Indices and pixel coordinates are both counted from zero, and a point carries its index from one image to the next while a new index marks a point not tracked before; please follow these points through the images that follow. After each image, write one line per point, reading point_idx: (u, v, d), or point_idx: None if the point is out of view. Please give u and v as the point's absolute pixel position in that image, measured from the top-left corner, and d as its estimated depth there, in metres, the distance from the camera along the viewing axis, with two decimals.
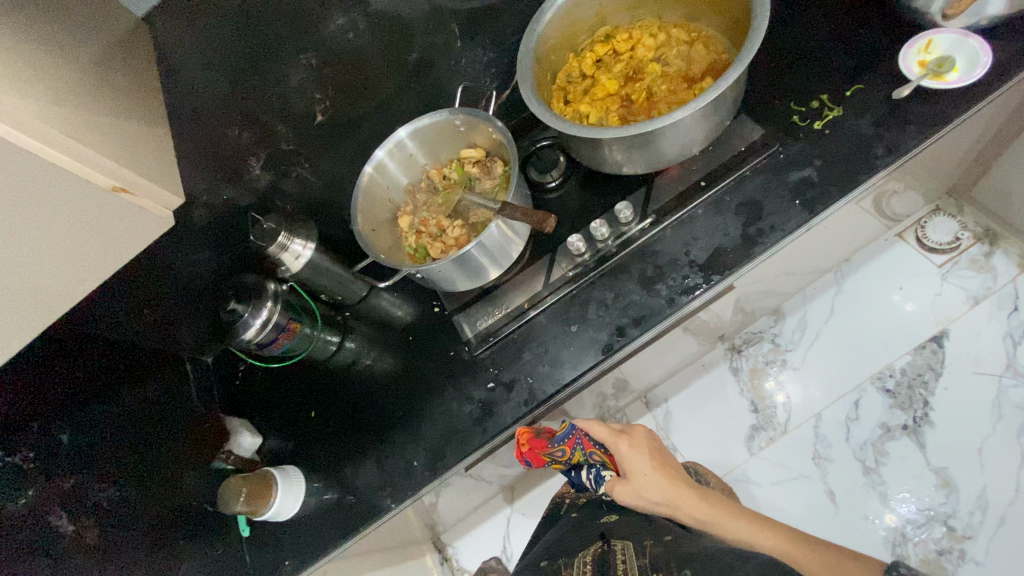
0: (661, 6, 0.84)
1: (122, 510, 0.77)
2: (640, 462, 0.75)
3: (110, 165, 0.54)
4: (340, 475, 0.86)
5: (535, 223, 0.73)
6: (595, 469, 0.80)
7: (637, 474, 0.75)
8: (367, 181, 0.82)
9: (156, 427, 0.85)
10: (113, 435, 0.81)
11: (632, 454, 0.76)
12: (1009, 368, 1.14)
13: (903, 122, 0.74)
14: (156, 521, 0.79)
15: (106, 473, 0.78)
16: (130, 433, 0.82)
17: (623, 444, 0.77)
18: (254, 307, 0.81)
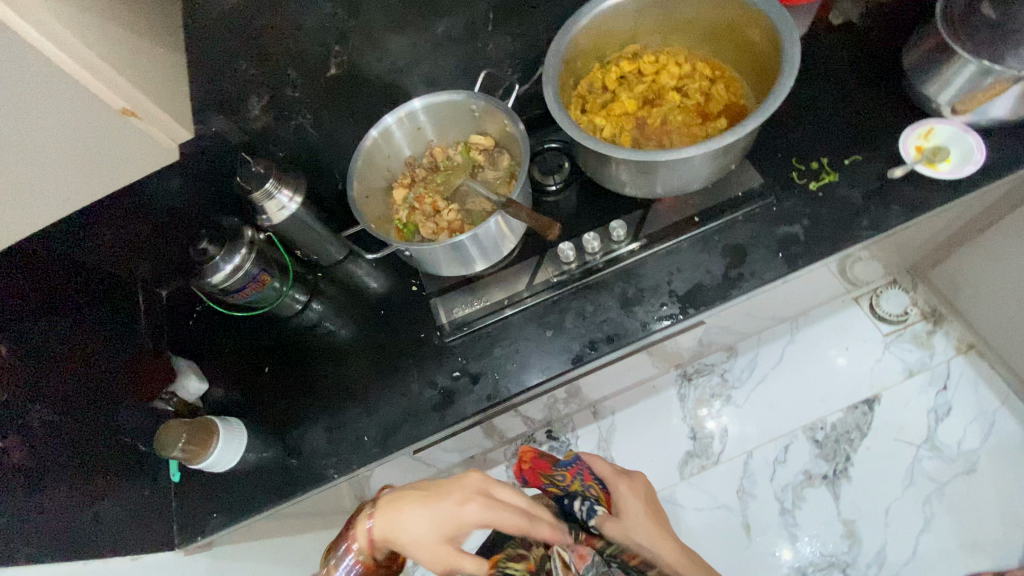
0: (692, 36, 0.85)
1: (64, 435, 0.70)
2: (637, 507, 0.66)
3: (123, 81, 0.46)
4: (284, 436, 0.84)
5: (539, 226, 0.74)
6: (590, 502, 0.63)
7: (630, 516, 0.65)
8: (370, 146, 0.79)
9: (100, 356, 0.80)
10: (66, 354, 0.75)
11: (631, 498, 0.67)
12: (926, 441, 1.24)
13: (890, 200, 0.78)
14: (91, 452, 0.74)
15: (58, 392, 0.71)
16: (69, 355, 0.75)
17: (624, 486, 0.68)
18: (227, 252, 0.77)
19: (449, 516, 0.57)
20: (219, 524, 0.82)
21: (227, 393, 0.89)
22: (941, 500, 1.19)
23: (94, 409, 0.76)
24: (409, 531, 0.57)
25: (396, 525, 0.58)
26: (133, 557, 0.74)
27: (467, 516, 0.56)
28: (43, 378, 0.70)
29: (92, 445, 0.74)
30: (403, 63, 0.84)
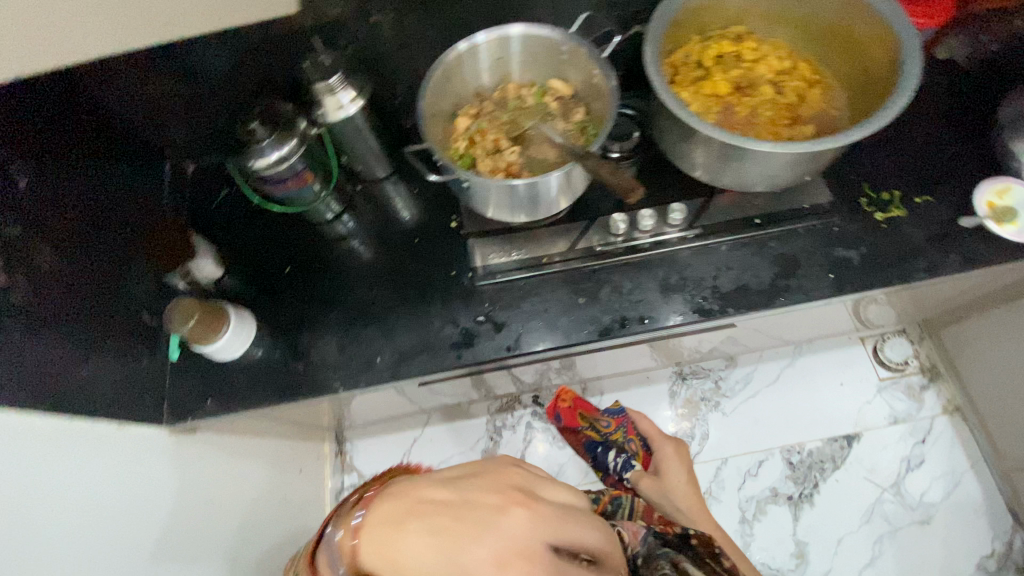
0: (801, 33, 0.81)
1: (69, 288, 0.67)
2: (676, 465, 0.82)
3: None
4: (293, 341, 0.82)
5: (620, 188, 0.65)
6: (625, 455, 0.83)
7: (670, 475, 0.81)
8: (448, 63, 0.75)
9: (117, 217, 0.76)
10: (81, 208, 0.70)
11: (673, 459, 0.83)
12: (893, 485, 1.27)
13: (952, 247, 0.77)
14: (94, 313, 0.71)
15: (69, 243, 0.68)
16: (83, 205, 0.71)
17: (669, 448, 0.84)
18: (276, 139, 0.73)
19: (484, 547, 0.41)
20: (211, 411, 0.81)
21: (241, 285, 0.86)
22: (892, 542, 1.23)
23: (103, 270, 0.72)
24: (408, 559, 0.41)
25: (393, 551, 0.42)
26: (118, 426, 0.71)
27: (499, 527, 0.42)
28: (56, 221, 0.66)
29: (95, 306, 0.71)
30: None
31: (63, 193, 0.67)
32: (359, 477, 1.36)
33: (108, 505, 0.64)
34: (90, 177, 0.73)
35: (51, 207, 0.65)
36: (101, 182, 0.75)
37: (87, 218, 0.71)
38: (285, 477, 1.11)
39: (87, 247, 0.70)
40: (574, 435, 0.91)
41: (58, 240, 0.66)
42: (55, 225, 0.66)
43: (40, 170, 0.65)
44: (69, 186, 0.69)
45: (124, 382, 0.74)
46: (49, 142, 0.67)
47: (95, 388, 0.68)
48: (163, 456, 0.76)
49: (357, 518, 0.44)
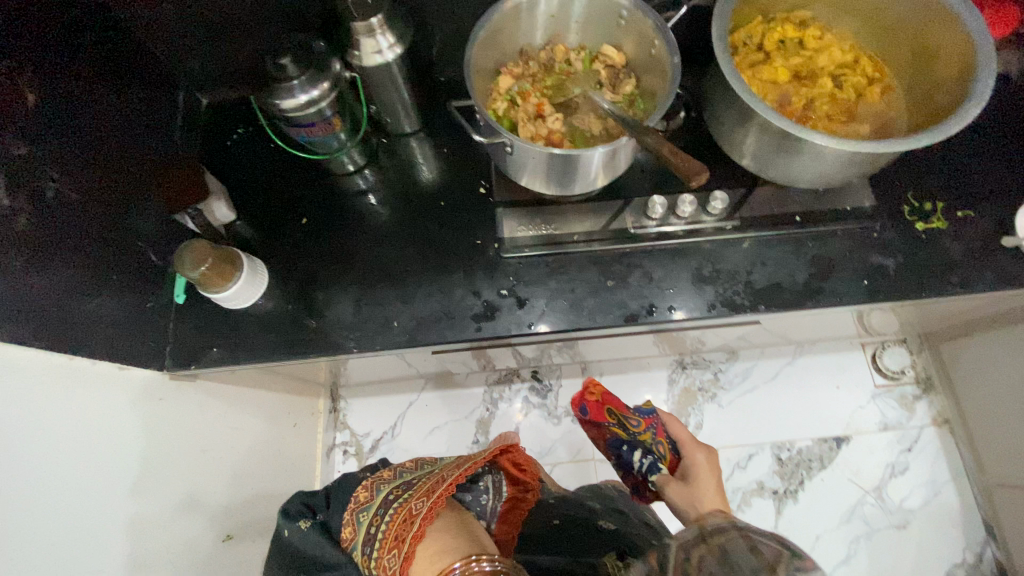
0: (867, 26, 0.77)
1: (80, 215, 0.62)
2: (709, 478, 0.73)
3: None
4: (307, 297, 0.79)
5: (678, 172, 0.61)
6: (651, 457, 0.79)
7: (701, 486, 0.71)
8: (500, 14, 0.69)
9: (132, 143, 0.71)
10: (97, 129, 0.66)
11: (705, 471, 0.74)
12: (876, 489, 1.31)
13: (989, 265, 0.76)
14: (104, 244, 0.66)
15: (83, 166, 0.63)
16: (92, 128, 0.65)
17: (700, 456, 0.76)
18: (308, 79, 0.67)
19: None
20: (215, 360, 0.77)
21: (254, 233, 0.82)
22: (868, 543, 1.27)
23: (116, 198, 0.68)
24: None
25: None
26: (121, 367, 0.68)
27: None
28: (61, 140, 0.60)
29: (106, 236, 0.67)
30: None
31: (78, 111, 0.63)
32: (351, 435, 1.34)
33: (107, 449, 0.62)
34: (106, 97, 0.68)
35: (56, 125, 0.59)
36: (112, 105, 0.68)
37: (102, 141, 0.66)
38: (279, 430, 1.09)
39: (94, 175, 0.64)
40: (601, 429, 0.91)
41: (62, 163, 0.60)
42: (68, 145, 0.61)
43: (56, 83, 0.60)
44: (77, 106, 0.62)
45: (126, 323, 0.71)
46: (67, 53, 0.62)
47: (99, 326, 0.65)
48: (164, 403, 0.74)
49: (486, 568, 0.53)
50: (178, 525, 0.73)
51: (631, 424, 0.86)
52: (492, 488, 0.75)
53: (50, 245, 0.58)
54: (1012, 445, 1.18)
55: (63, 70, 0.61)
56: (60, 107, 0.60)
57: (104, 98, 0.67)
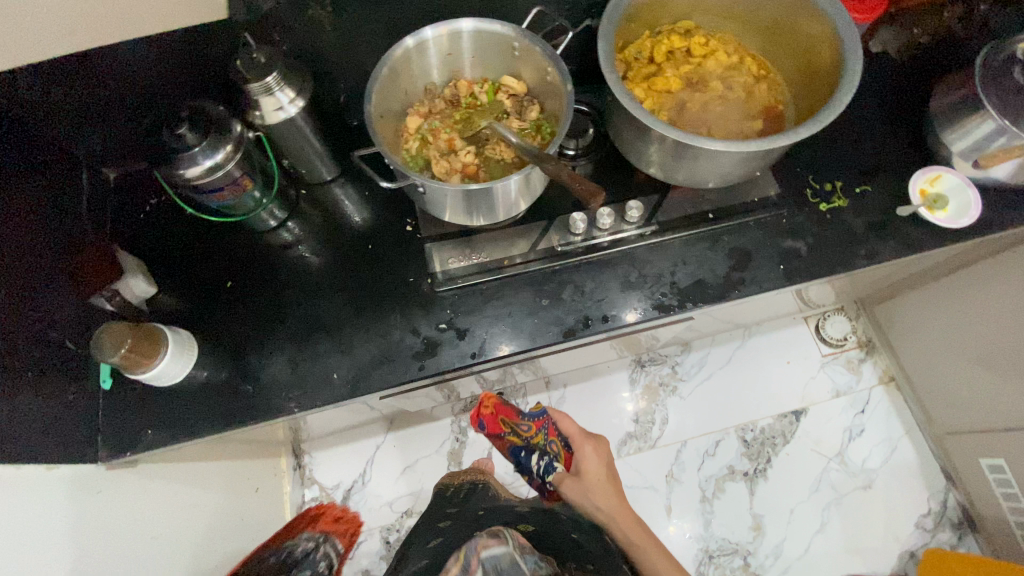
0: (747, 28, 0.82)
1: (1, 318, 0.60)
2: (596, 466, 0.81)
3: None
4: (242, 363, 0.77)
5: (583, 193, 0.64)
6: (548, 458, 0.80)
7: (591, 475, 0.79)
8: (397, 60, 0.71)
9: (46, 230, 0.69)
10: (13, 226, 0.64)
11: (593, 457, 0.81)
12: (838, 455, 1.36)
13: (890, 235, 0.81)
14: (25, 340, 0.64)
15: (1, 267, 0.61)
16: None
17: (588, 447, 0.82)
18: (209, 145, 0.66)
19: None
20: (153, 443, 0.75)
21: (180, 304, 0.80)
22: (838, 508, 1.32)
23: (36, 289, 0.66)
24: None
25: None
26: (47, 467, 0.64)
27: None
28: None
29: (29, 329, 0.64)
30: None
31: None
32: (320, 489, 1.31)
33: (42, 558, 0.58)
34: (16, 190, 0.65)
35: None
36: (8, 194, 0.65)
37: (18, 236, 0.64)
38: (241, 499, 1.05)
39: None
40: (497, 439, 0.83)
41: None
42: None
43: None
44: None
45: (49, 419, 0.67)
46: None
47: (16, 429, 0.61)
48: (103, 497, 0.70)
49: None
50: None
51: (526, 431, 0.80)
52: None
53: None
54: (955, 391, 1.25)
55: None
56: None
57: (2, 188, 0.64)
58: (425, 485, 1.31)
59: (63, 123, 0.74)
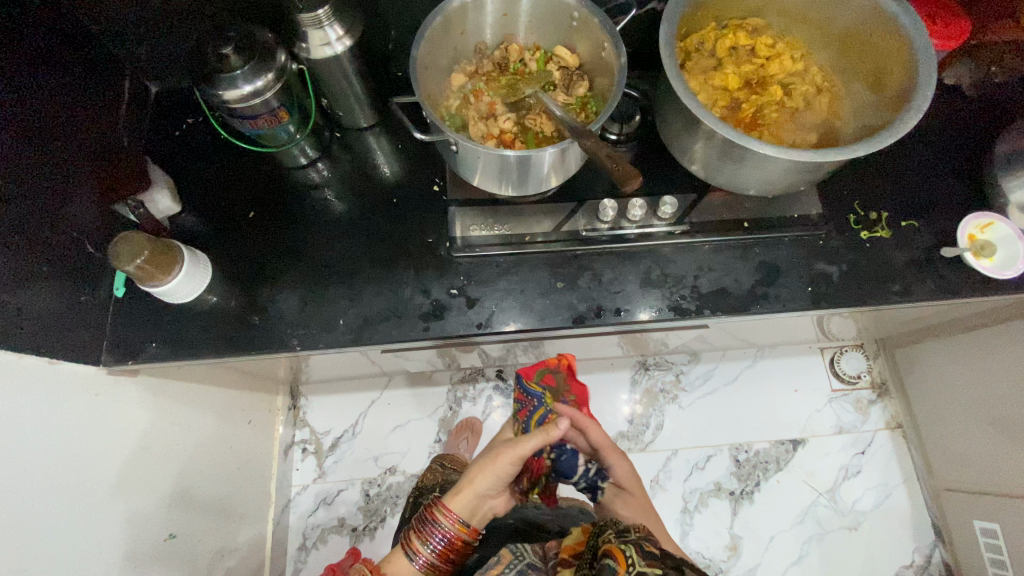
0: (818, 35, 0.78)
1: (25, 212, 0.61)
2: (631, 480, 0.76)
3: None
4: (252, 293, 0.77)
5: (620, 176, 0.62)
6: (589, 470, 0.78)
7: (635, 492, 0.75)
8: (451, 12, 0.69)
9: (83, 132, 0.70)
10: (52, 122, 0.64)
11: (632, 474, 0.76)
12: (829, 491, 1.33)
13: (928, 275, 0.77)
14: (45, 236, 0.65)
15: (32, 160, 0.62)
16: (36, 115, 0.62)
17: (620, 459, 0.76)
18: (251, 70, 0.66)
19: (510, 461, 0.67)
20: (153, 356, 0.76)
21: (202, 225, 0.81)
22: (819, 544, 1.30)
23: (63, 189, 0.66)
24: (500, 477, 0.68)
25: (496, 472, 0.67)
26: (49, 360, 0.66)
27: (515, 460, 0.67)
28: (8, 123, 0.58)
29: (51, 228, 0.65)
30: None
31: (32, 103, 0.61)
32: (311, 433, 1.33)
33: (32, 445, 0.60)
34: (60, 88, 0.66)
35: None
36: (57, 89, 0.65)
37: (54, 133, 0.65)
38: (232, 428, 1.07)
39: (34, 160, 0.62)
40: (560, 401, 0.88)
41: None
42: (21, 139, 0.60)
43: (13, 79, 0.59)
44: (20, 83, 0.60)
45: (58, 315, 0.68)
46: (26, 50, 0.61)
47: (25, 317, 0.62)
48: (100, 399, 0.72)
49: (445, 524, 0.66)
50: (120, 523, 0.72)
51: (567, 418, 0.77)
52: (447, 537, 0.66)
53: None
54: (964, 450, 1.20)
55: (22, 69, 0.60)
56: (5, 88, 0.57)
57: (47, 80, 0.64)
58: (412, 447, 1.32)
59: (119, 32, 0.74)
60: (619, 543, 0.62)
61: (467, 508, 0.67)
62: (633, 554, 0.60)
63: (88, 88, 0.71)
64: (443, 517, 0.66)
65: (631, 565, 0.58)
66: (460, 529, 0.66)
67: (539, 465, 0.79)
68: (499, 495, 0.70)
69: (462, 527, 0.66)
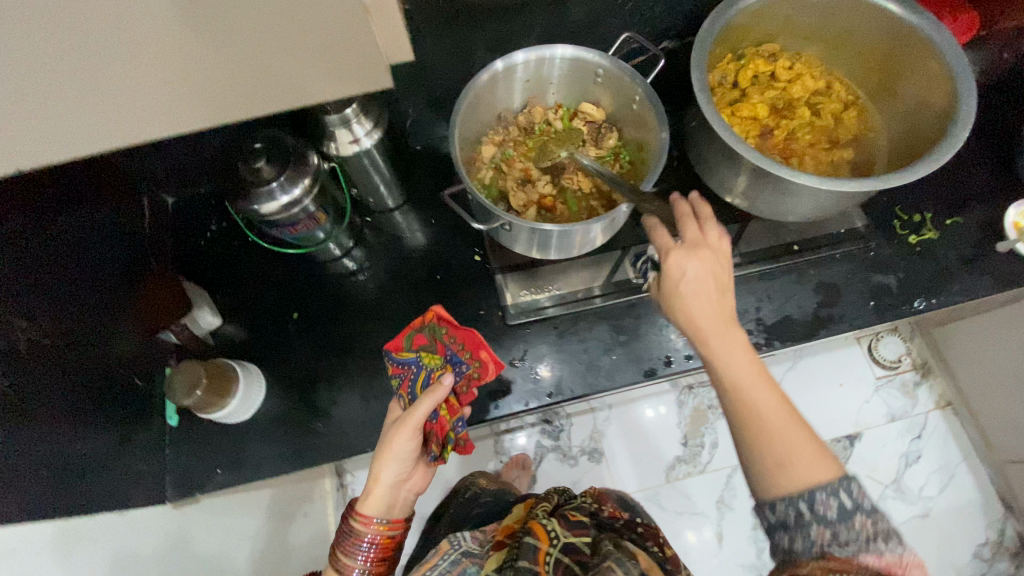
0: (834, 50, 0.78)
1: (78, 386, 0.59)
2: (701, 280, 0.50)
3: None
4: (311, 399, 0.75)
5: None
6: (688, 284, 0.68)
7: (686, 294, 0.50)
8: (478, 91, 0.68)
9: (122, 280, 0.67)
10: (90, 284, 0.62)
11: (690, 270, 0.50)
12: (894, 482, 1.32)
13: (983, 269, 0.78)
14: (98, 399, 0.62)
15: (77, 330, 0.59)
16: (75, 272, 0.59)
17: (687, 258, 0.50)
18: (288, 179, 0.64)
19: (404, 435, 0.60)
20: (221, 483, 0.74)
21: (246, 335, 0.79)
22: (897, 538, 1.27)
23: (108, 347, 0.64)
24: (403, 455, 0.60)
25: (395, 452, 0.60)
26: (122, 512, 0.62)
27: (404, 427, 0.60)
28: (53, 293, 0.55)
29: (104, 390, 0.63)
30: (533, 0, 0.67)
31: (74, 274, 0.59)
32: None
33: None
34: (94, 246, 0.64)
35: (30, 258, 0.53)
36: (92, 246, 0.63)
37: (93, 293, 0.62)
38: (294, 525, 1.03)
39: (80, 332, 0.59)
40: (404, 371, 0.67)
41: (44, 312, 0.54)
42: (68, 315, 0.57)
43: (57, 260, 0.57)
44: (52, 230, 0.57)
45: (122, 464, 0.65)
46: (66, 224, 0.59)
47: (93, 473, 0.59)
48: (185, 537, 0.69)
49: (364, 529, 0.59)
50: None
51: (456, 364, 0.66)
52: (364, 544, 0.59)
53: (58, 427, 0.55)
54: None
55: (64, 243, 0.58)
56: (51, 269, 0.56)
57: (80, 231, 0.61)
58: None
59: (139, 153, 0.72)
60: (539, 520, 0.64)
61: (381, 504, 0.59)
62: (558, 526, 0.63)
63: (116, 231, 0.69)
64: (362, 521, 0.59)
65: (553, 539, 0.60)
66: (383, 529, 0.59)
67: (440, 427, 0.64)
68: (414, 477, 0.63)
69: (384, 526, 0.59)
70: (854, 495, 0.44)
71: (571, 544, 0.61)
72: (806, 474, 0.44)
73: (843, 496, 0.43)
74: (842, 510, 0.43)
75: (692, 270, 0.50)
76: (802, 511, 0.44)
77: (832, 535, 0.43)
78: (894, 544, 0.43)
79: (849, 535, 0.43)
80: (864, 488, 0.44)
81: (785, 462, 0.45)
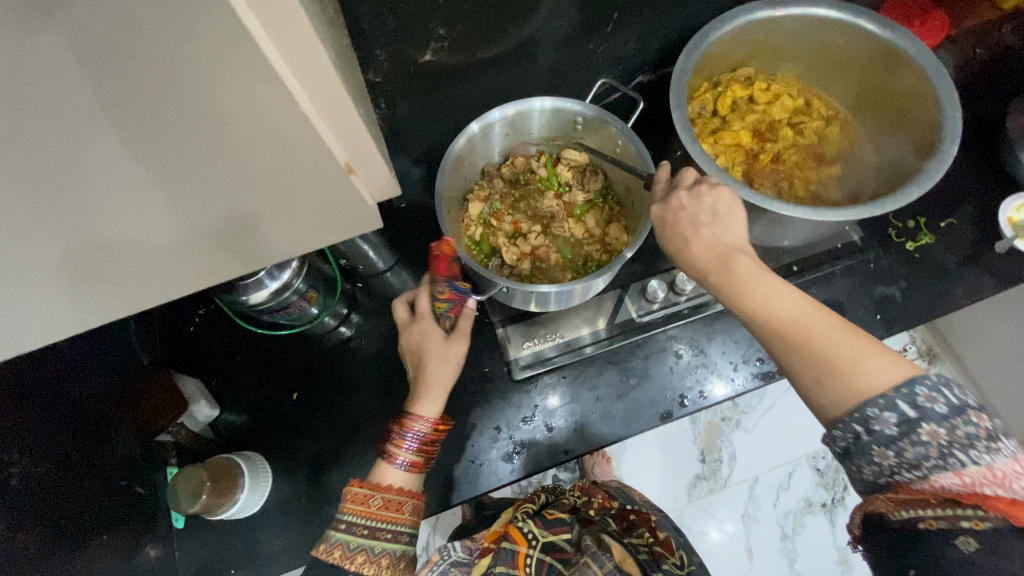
0: (810, 67, 0.77)
1: (84, 513, 0.56)
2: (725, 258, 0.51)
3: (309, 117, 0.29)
4: (321, 482, 0.73)
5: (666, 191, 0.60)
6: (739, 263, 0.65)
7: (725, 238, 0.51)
8: (458, 154, 0.67)
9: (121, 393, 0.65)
10: (90, 402, 0.60)
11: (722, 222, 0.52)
12: None
13: (985, 269, 0.77)
14: (107, 520, 0.59)
15: (80, 454, 0.57)
16: (70, 398, 0.57)
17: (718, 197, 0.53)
18: (276, 265, 0.62)
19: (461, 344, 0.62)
20: None
21: (247, 422, 0.76)
22: None
23: (113, 464, 0.62)
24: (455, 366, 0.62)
25: (450, 358, 0.61)
26: None
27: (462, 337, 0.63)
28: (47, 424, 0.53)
29: (111, 510, 0.60)
30: (503, 59, 0.67)
31: (72, 397, 0.57)
32: None
33: None
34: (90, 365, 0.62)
35: (14, 389, 0.50)
36: (90, 365, 0.62)
37: (96, 413, 0.60)
38: None
39: (82, 457, 0.57)
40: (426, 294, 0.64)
41: (44, 445, 0.52)
42: (67, 442, 0.55)
43: (52, 390, 0.55)
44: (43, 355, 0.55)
45: None
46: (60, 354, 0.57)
47: None
48: None
49: (420, 432, 0.58)
50: None
51: None
52: (411, 450, 0.58)
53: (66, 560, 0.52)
54: None
55: (57, 371, 0.56)
56: (43, 399, 0.53)
57: (76, 358, 0.60)
58: None
59: None
60: (517, 522, 0.68)
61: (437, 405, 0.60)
62: (531, 528, 0.67)
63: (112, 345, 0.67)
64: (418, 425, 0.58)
65: (532, 541, 0.65)
66: (433, 433, 0.59)
67: None
68: None
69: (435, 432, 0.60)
70: (918, 403, 0.40)
71: (551, 544, 0.65)
72: (863, 385, 0.41)
73: (903, 407, 0.40)
74: (903, 423, 0.40)
75: (714, 201, 0.52)
76: (859, 433, 0.41)
77: (896, 455, 0.40)
78: (984, 452, 0.38)
79: (917, 451, 0.39)
80: (937, 390, 0.40)
81: (837, 367, 0.43)
